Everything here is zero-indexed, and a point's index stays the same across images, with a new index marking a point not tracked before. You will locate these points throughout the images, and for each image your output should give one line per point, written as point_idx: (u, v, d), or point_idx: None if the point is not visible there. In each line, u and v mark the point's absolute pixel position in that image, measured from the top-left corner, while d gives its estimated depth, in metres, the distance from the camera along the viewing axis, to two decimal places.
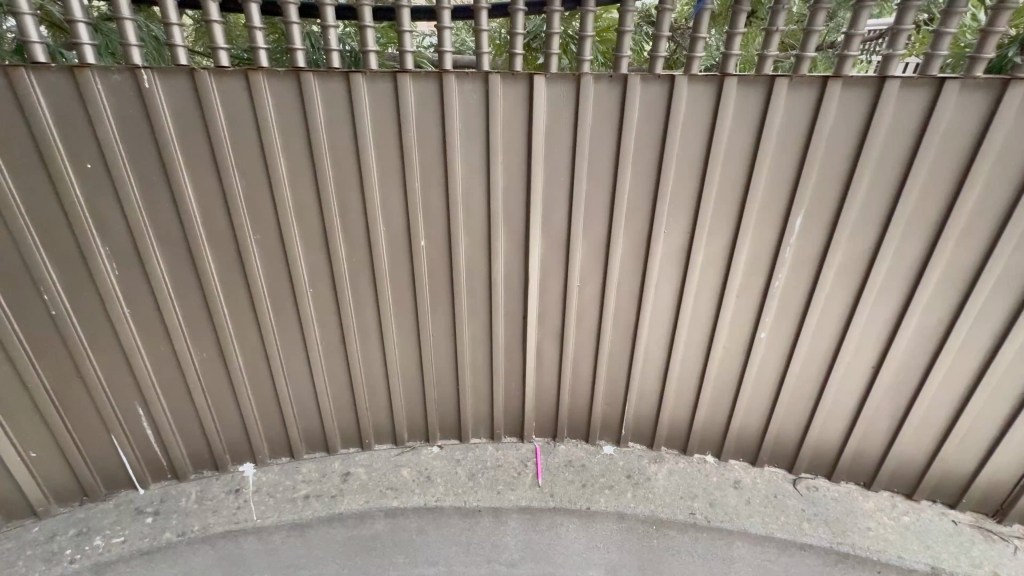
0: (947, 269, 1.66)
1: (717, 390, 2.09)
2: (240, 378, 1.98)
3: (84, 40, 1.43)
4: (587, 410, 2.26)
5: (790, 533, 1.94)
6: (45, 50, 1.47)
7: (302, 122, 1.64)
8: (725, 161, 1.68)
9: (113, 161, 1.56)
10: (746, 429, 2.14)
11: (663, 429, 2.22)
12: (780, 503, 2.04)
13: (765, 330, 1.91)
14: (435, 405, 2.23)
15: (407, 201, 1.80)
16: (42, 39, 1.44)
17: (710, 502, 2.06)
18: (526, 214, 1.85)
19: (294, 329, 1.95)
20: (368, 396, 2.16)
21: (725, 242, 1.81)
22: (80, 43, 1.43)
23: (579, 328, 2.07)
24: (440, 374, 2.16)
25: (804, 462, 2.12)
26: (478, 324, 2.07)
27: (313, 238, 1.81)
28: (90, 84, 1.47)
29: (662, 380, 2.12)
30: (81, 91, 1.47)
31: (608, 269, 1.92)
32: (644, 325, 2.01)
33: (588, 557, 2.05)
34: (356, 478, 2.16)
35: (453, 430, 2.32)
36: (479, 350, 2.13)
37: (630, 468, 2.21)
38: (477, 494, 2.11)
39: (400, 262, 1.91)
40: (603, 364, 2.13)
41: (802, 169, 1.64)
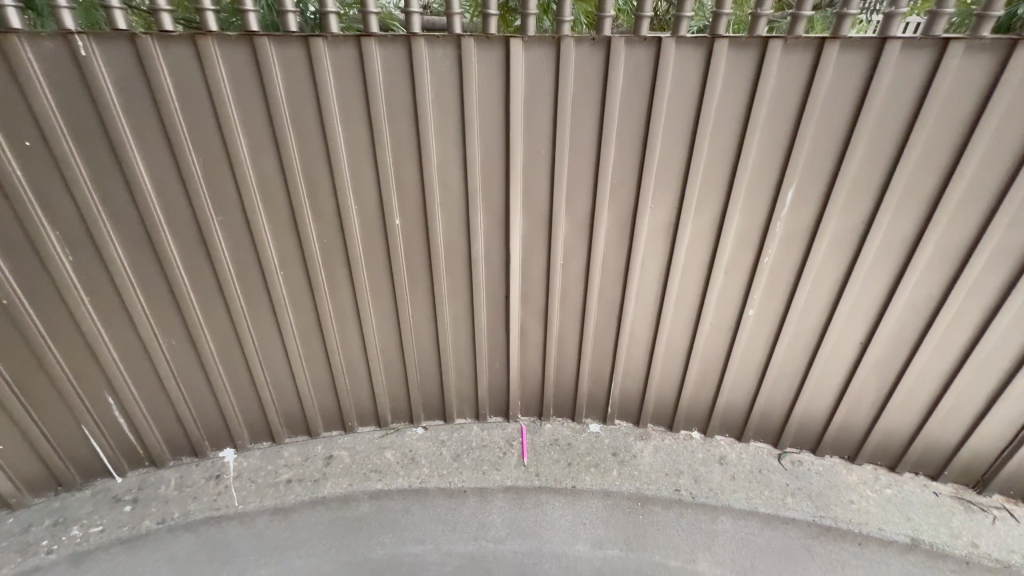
0: (942, 243, 1.60)
1: (704, 367, 2.06)
2: (213, 364, 1.92)
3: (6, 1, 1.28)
4: (573, 389, 2.23)
5: (772, 508, 1.96)
6: None
7: (260, 93, 1.52)
8: (714, 132, 1.59)
9: (53, 138, 1.44)
10: (732, 406, 2.12)
11: (649, 406, 2.20)
12: (765, 478, 2.05)
13: (754, 307, 1.87)
14: (418, 387, 2.19)
15: (379, 178, 1.70)
16: None
17: (695, 478, 2.07)
18: (506, 190, 1.76)
19: (267, 312, 1.88)
20: (348, 379, 2.11)
21: (712, 218, 1.73)
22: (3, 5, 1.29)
23: (564, 307, 2.02)
24: (422, 356, 2.11)
25: (790, 438, 2.11)
26: (459, 305, 2.01)
27: (282, 218, 1.72)
28: (19, 53, 1.34)
29: (649, 358, 2.09)
30: (9, 61, 1.34)
31: (592, 247, 1.85)
32: (630, 303, 1.96)
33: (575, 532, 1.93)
34: (339, 461, 2.13)
35: (437, 411, 2.29)
36: (462, 330, 2.07)
37: (616, 445, 2.20)
38: (462, 474, 2.11)
39: (375, 242, 1.82)
40: (589, 343, 2.08)
41: (795, 140, 1.55)
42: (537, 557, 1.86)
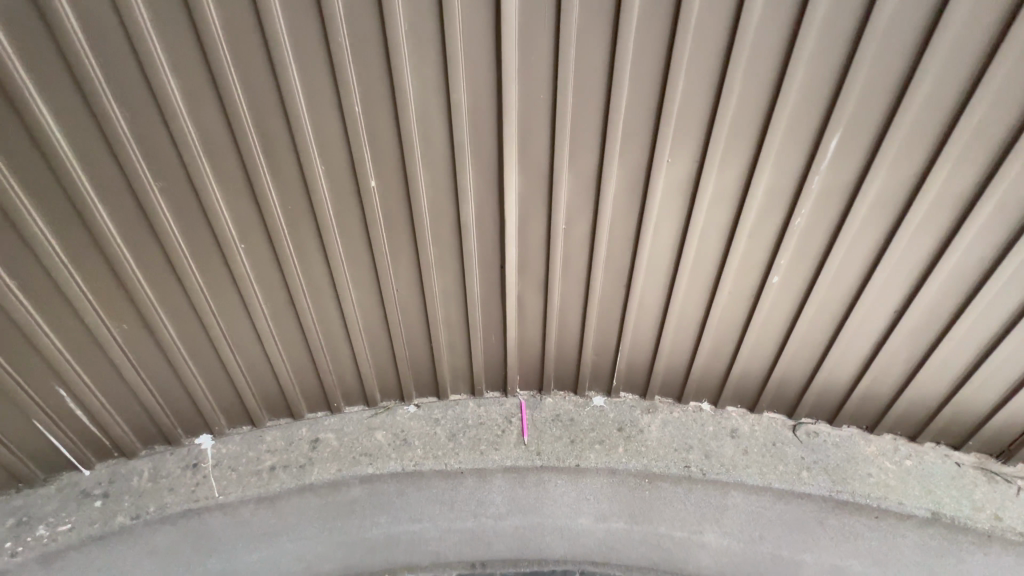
0: (1007, 199, 1.38)
1: (719, 338, 1.89)
2: (175, 348, 1.72)
3: None
4: (576, 361, 2.06)
5: (786, 484, 1.87)
6: None
7: (189, 26, 1.21)
8: (748, 69, 1.32)
9: None
10: (748, 377, 1.97)
11: (657, 377, 2.04)
12: (779, 452, 1.93)
13: (779, 273, 1.67)
14: (408, 364, 2.01)
15: (348, 133, 1.43)
16: None
17: (706, 454, 1.95)
18: (499, 145, 1.49)
19: (230, 291, 1.67)
20: (330, 358, 1.92)
21: (738, 173, 1.50)
22: None
23: (566, 276, 1.81)
24: (410, 332, 1.92)
25: (806, 408, 1.98)
26: (449, 276, 1.79)
27: (236, 183, 1.46)
28: None
29: (659, 328, 1.91)
30: None
31: (599, 209, 1.62)
32: (640, 270, 1.75)
33: (578, 508, 1.89)
34: (326, 444, 1.99)
35: (429, 388, 2.11)
36: (453, 303, 1.87)
37: (621, 420, 2.06)
38: (458, 456, 1.99)
39: (349, 209, 1.58)
40: (594, 314, 1.90)
41: (847, 77, 1.28)
42: (539, 531, 1.85)
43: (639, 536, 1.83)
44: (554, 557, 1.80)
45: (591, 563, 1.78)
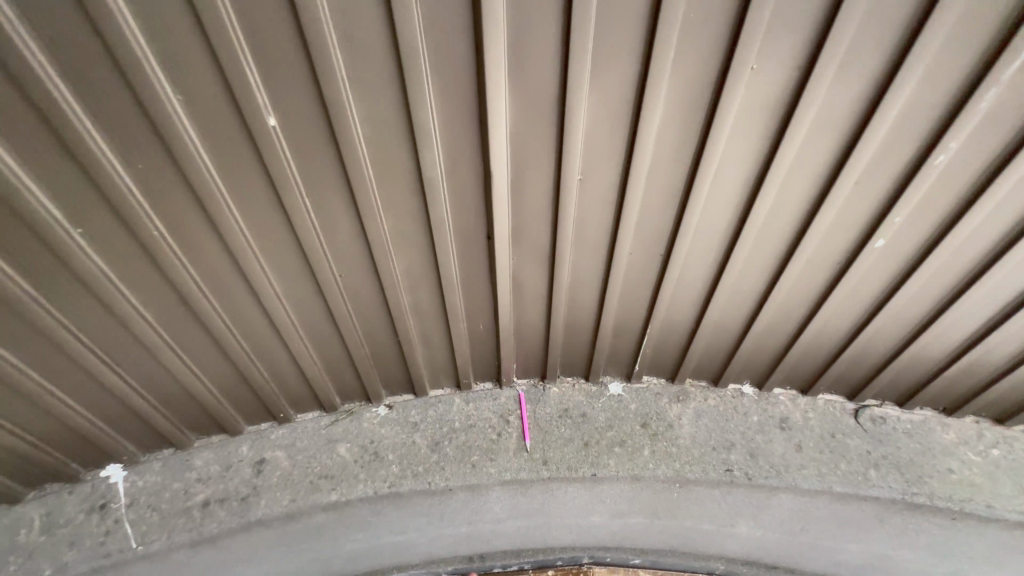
0: None
1: (779, 314, 1.43)
2: (21, 379, 1.19)
3: None
4: (588, 345, 1.60)
5: (851, 487, 1.52)
6: None
7: None
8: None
9: None
10: (808, 357, 1.55)
11: (692, 361, 1.61)
12: (840, 447, 1.57)
13: (886, 235, 1.17)
14: (370, 363, 1.53)
15: (209, 37, 0.82)
16: None
17: (750, 452, 1.58)
18: (475, 49, 0.90)
19: (86, 296, 1.12)
20: (263, 365, 1.43)
21: (859, 88, 0.94)
22: None
23: (579, 244, 1.29)
24: (369, 325, 1.42)
25: (874, 390, 1.59)
26: (414, 253, 1.26)
27: (36, 132, 0.87)
28: None
29: (702, 304, 1.44)
30: None
31: (634, 149, 1.06)
32: (685, 235, 1.24)
33: (591, 506, 1.72)
34: (274, 466, 1.56)
35: (403, 385, 1.65)
36: (424, 287, 1.35)
37: (645, 413, 1.66)
38: (444, 471, 1.57)
39: (245, 165, 1.01)
40: (616, 292, 1.40)
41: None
42: (545, 530, 1.72)
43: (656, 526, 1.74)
44: (560, 545, 1.76)
45: (598, 547, 1.77)
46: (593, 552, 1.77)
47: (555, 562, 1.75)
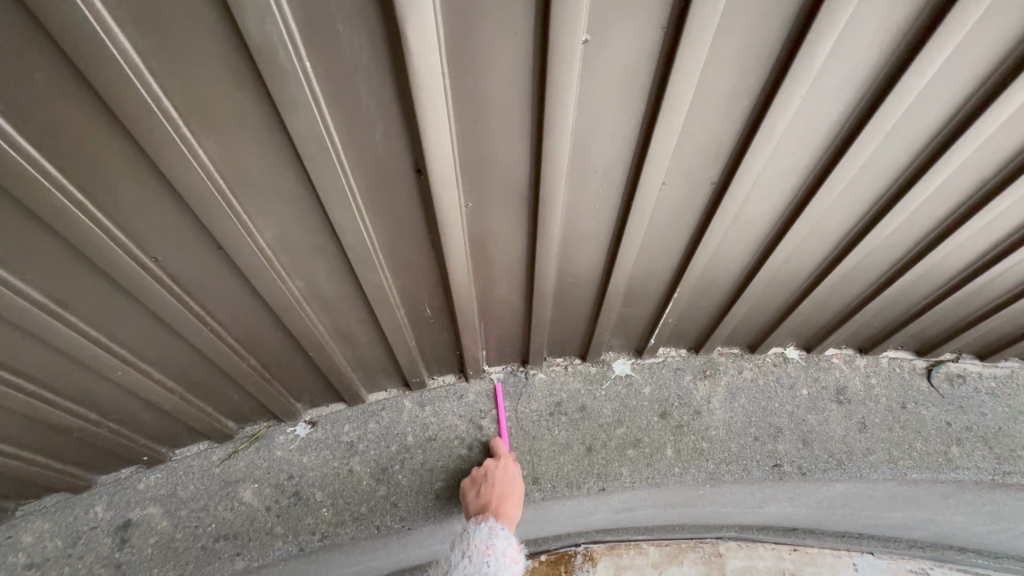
0: None
1: (866, 259, 0.98)
2: None
3: None
4: (587, 317, 1.13)
5: (931, 473, 1.17)
6: None
7: None
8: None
9: None
10: (885, 312, 1.13)
11: (730, 325, 1.17)
12: (913, 421, 1.21)
13: None
14: (265, 377, 1.01)
15: None
16: None
17: (803, 438, 1.20)
18: None
19: None
20: (80, 405, 0.89)
21: None
22: None
23: (575, 174, 0.76)
24: (246, 327, 0.89)
25: (958, 345, 1.21)
26: (290, 210, 0.71)
27: None
28: None
29: (757, 252, 0.97)
30: None
31: None
32: (758, 149, 0.72)
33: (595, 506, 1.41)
34: (146, 531, 1.07)
35: (325, 393, 1.15)
36: (321, 261, 0.81)
37: (664, 399, 1.24)
38: (398, 508, 1.13)
39: None
40: (633, 246, 0.90)
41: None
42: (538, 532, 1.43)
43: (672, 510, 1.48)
44: (554, 533, 1.53)
45: (597, 529, 1.54)
46: (592, 532, 1.54)
47: (548, 546, 1.54)
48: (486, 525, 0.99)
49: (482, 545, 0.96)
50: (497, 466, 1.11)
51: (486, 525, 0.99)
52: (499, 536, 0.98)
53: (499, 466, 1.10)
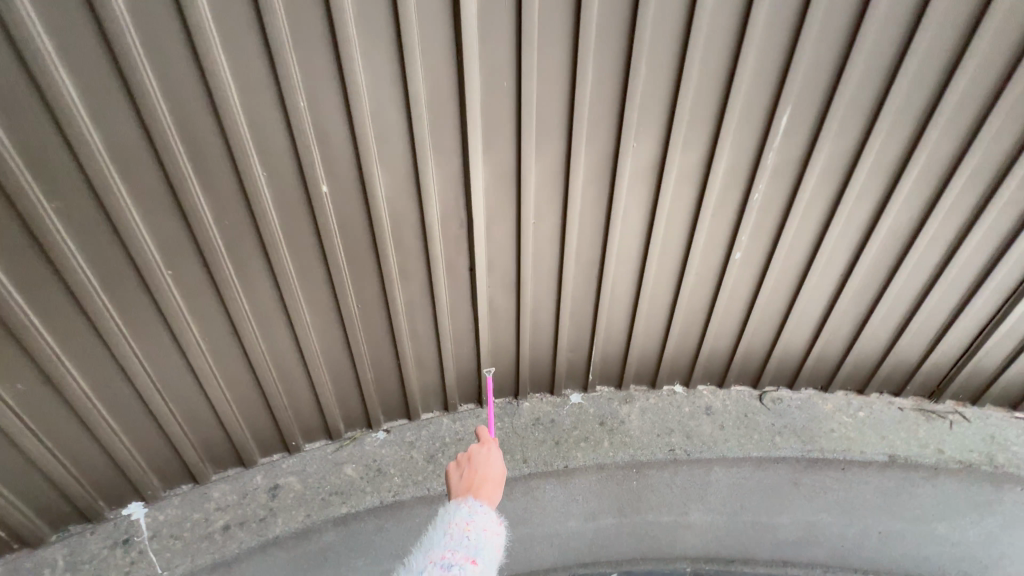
0: (929, 161, 1.50)
1: (688, 320, 1.92)
2: (90, 405, 1.43)
3: None
4: (550, 360, 2.00)
5: (765, 451, 1.93)
6: None
7: (86, 16, 1.00)
8: (710, 36, 1.29)
9: None
10: (715, 353, 2.03)
11: (631, 365, 2.04)
12: (752, 422, 2.00)
13: (741, 250, 1.72)
14: (374, 388, 1.82)
15: (294, 138, 1.26)
16: None
17: (687, 434, 1.97)
18: (461, 139, 1.38)
19: (157, 327, 1.42)
20: (285, 395, 1.70)
21: (700, 155, 1.50)
22: None
23: (536, 273, 1.73)
24: (375, 353, 1.75)
25: (769, 377, 2.08)
26: (414, 286, 1.65)
27: (156, 193, 1.23)
28: None
29: (630, 315, 1.90)
30: None
31: (568, 199, 1.55)
32: (610, 261, 1.72)
33: (568, 511, 2.04)
34: (288, 490, 1.75)
35: (398, 410, 1.93)
36: (419, 314, 1.72)
37: (602, 415, 2.03)
38: (441, 478, 1.83)
39: (298, 220, 1.40)
40: (566, 310, 1.84)
41: (798, 43, 1.29)
42: (530, 539, 2.06)
43: (624, 522, 2.10)
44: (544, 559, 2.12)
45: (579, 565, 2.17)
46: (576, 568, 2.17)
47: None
48: (466, 504, 0.97)
49: (461, 522, 0.93)
50: (481, 451, 1.14)
51: (466, 503, 0.97)
52: (479, 512, 0.96)
53: (481, 451, 1.14)
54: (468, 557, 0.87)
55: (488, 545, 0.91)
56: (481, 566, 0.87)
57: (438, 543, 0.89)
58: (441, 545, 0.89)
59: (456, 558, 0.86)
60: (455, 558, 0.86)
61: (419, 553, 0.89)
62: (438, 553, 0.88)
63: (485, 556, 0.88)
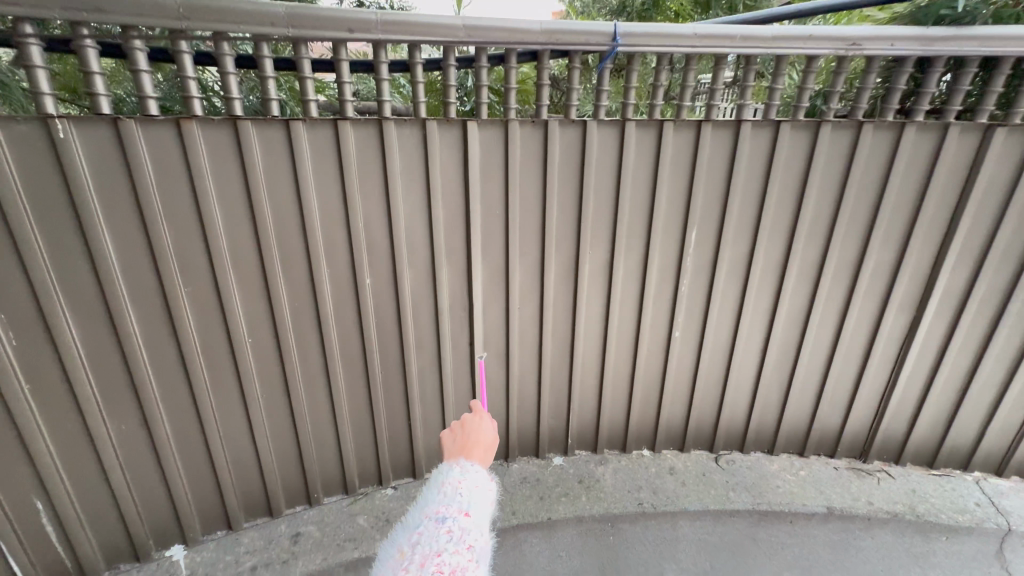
0: (802, 262, 2.08)
1: (647, 388, 2.36)
2: (168, 447, 1.86)
3: (44, 89, 1.38)
4: (534, 425, 2.38)
5: (720, 504, 2.22)
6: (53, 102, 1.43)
7: (239, 170, 1.62)
8: (634, 182, 1.95)
9: (19, 228, 1.45)
10: (673, 419, 2.43)
11: (604, 430, 2.43)
12: (708, 480, 2.34)
13: (679, 329, 2.23)
14: (388, 445, 2.18)
15: (352, 245, 1.82)
16: (45, 66, 1.39)
17: (653, 490, 2.28)
18: (467, 246, 1.95)
19: (230, 382, 1.87)
20: (315, 447, 2.09)
21: (639, 258, 2.08)
22: (40, 93, 1.37)
23: (522, 349, 2.20)
24: (391, 413, 2.14)
25: (721, 441, 2.47)
26: (426, 357, 2.09)
27: (253, 281, 1.77)
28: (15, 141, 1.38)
29: (599, 385, 2.33)
30: (52, 148, 1.42)
31: (544, 289, 2.09)
32: (579, 337, 2.21)
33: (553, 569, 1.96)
34: (308, 536, 2.02)
35: (406, 469, 2.27)
36: (428, 381, 2.14)
37: (581, 474, 2.35)
38: None
39: (346, 303, 1.91)
40: (546, 379, 2.28)
41: (693, 185, 1.95)
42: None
43: None
44: None
45: None
46: None
47: None
48: (457, 466, 1.12)
49: (454, 481, 1.08)
50: (473, 418, 1.26)
51: (458, 466, 1.12)
52: (470, 473, 1.11)
53: (474, 419, 1.26)
54: (461, 510, 1.02)
55: (479, 499, 1.05)
56: (474, 517, 1.01)
57: (433, 500, 1.04)
58: (437, 502, 1.03)
59: (451, 511, 1.01)
60: (449, 511, 1.01)
61: (417, 511, 1.03)
62: (434, 508, 1.02)
63: (476, 508, 1.03)
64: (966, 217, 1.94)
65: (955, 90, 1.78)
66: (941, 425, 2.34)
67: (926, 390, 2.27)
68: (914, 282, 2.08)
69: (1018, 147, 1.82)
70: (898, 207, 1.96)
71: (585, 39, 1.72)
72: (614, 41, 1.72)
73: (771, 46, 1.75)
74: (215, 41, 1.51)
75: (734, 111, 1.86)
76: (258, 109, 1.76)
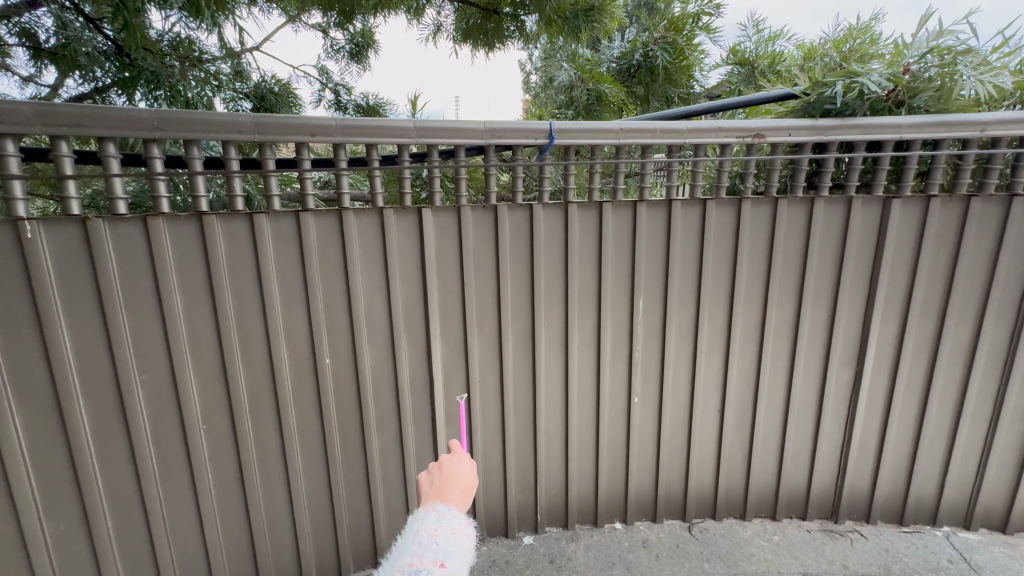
0: (744, 325, 2.22)
1: (612, 457, 2.36)
2: (106, 545, 1.76)
3: (17, 194, 1.47)
4: (503, 501, 2.33)
5: None
6: (24, 207, 1.52)
7: (202, 260, 1.70)
8: (581, 256, 2.10)
9: None
10: (642, 487, 2.41)
11: (573, 504, 2.38)
12: (682, 550, 2.25)
13: (638, 395, 2.28)
14: (347, 533, 2.09)
15: (312, 326, 1.88)
16: (21, 173, 1.50)
17: (626, 566, 2.16)
18: (426, 324, 2.03)
19: (181, 472, 1.82)
20: (269, 537, 1.99)
21: (592, 326, 2.19)
22: (13, 198, 1.47)
23: (485, 423, 2.21)
24: (352, 495, 2.07)
25: (692, 509, 2.43)
26: (388, 435, 2.08)
27: (210, 366, 1.79)
28: None
29: (565, 455, 2.33)
30: (20, 248, 1.49)
31: (503, 361, 2.15)
32: (541, 407, 2.23)
33: None
34: None
35: (367, 559, 2.14)
36: (390, 461, 2.10)
37: (552, 552, 2.25)
38: None
39: (305, 384, 1.93)
40: (511, 451, 2.27)
41: (635, 256, 2.11)
42: None
43: None
44: None
45: None
46: None
47: None
48: (436, 511, 1.13)
49: (431, 529, 1.07)
50: (451, 459, 1.29)
51: (436, 512, 1.12)
52: (448, 519, 1.11)
53: (452, 460, 1.29)
54: (437, 561, 0.99)
55: (456, 548, 1.04)
56: (450, 568, 0.98)
57: (409, 551, 1.01)
58: (412, 553, 1.01)
59: (425, 564, 0.98)
60: (423, 564, 0.98)
61: (391, 564, 1.00)
62: (410, 559, 0.99)
63: (454, 560, 1.01)
64: (883, 278, 2.12)
65: (851, 168, 2.03)
66: (902, 480, 2.38)
67: (881, 445, 2.33)
68: (850, 339, 2.22)
69: (915, 215, 2.05)
70: (822, 270, 2.14)
71: (525, 135, 1.95)
72: (551, 136, 1.94)
73: (688, 136, 1.99)
74: (186, 146, 1.66)
75: (665, 190, 2.07)
76: (226, 204, 1.90)
